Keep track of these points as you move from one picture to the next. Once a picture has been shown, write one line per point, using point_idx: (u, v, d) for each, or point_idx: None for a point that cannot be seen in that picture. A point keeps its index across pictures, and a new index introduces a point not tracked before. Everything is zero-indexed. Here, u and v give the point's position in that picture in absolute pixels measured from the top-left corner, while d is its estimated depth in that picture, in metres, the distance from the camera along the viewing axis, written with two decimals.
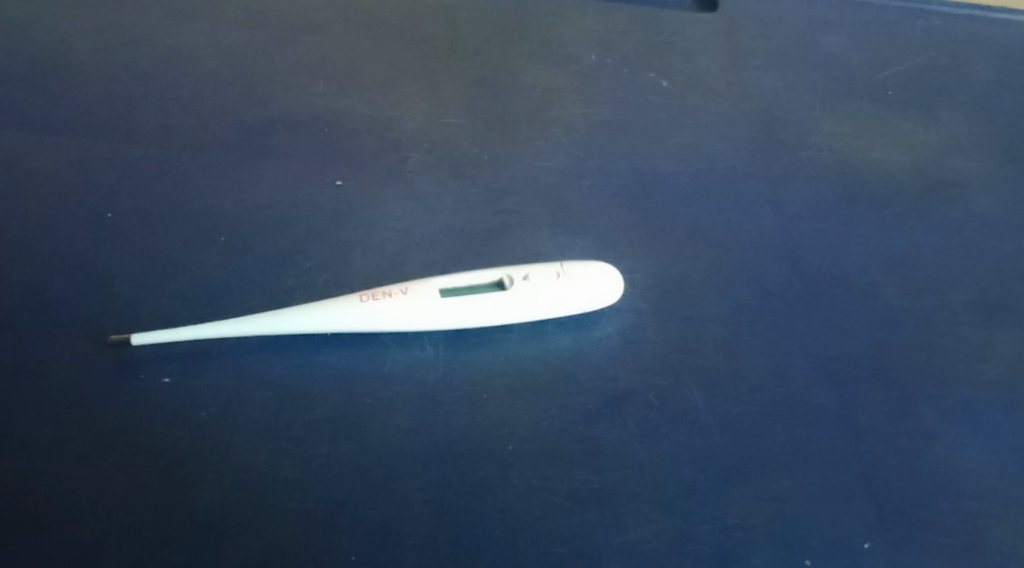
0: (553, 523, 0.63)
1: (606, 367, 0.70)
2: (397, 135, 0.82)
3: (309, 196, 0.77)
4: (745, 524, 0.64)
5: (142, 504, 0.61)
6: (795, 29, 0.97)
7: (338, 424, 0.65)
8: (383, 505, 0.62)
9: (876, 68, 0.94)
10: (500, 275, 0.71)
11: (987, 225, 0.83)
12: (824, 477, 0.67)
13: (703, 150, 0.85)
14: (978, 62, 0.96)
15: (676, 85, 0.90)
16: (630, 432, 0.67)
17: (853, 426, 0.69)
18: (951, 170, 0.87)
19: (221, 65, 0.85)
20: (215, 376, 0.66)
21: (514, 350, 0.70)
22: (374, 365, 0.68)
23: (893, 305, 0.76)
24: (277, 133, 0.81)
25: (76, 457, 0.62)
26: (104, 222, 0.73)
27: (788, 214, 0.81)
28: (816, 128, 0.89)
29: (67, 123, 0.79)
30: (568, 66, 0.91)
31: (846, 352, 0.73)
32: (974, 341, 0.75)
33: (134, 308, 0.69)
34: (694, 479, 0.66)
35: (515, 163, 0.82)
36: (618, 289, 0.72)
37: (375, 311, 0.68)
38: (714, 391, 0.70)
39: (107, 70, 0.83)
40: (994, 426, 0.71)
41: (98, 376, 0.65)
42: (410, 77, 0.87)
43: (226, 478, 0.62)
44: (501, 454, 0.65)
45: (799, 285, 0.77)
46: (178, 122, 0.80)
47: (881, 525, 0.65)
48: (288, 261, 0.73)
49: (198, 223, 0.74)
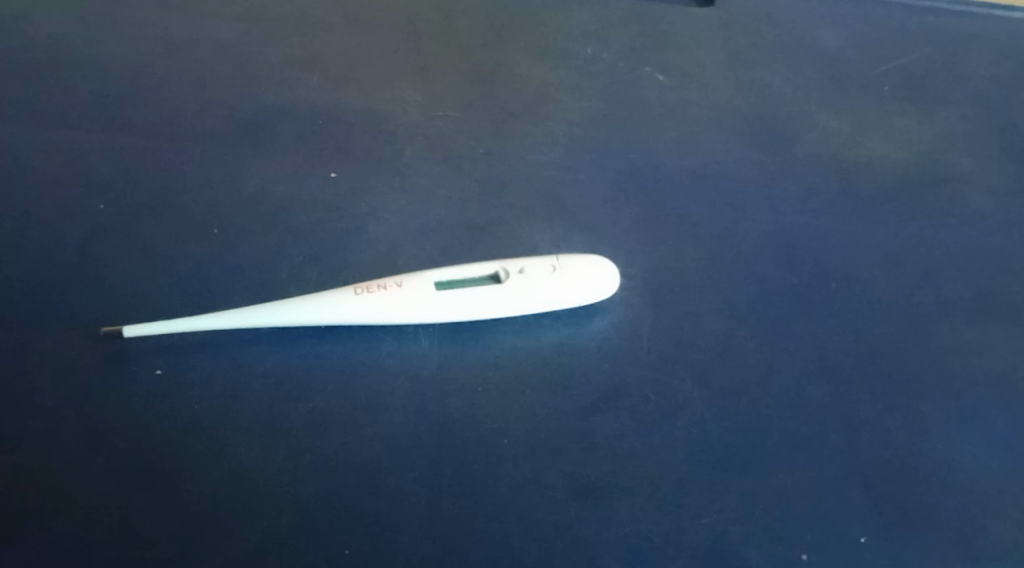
0: (549, 517, 0.63)
1: (601, 361, 0.70)
2: (392, 129, 0.82)
3: (304, 188, 0.77)
4: (741, 517, 0.64)
5: (135, 498, 0.60)
6: (790, 25, 0.97)
7: (332, 417, 0.65)
8: (377, 499, 0.62)
9: (872, 64, 0.94)
10: (495, 269, 0.71)
11: (983, 221, 0.83)
12: (820, 473, 0.67)
13: (698, 144, 0.85)
14: (973, 58, 0.96)
15: (672, 80, 0.90)
16: (625, 425, 0.67)
17: (848, 421, 0.69)
18: (947, 166, 0.87)
19: (215, 58, 0.85)
20: (209, 369, 0.66)
21: (509, 344, 0.70)
22: (368, 358, 0.68)
23: (889, 300, 0.76)
24: (271, 126, 0.81)
25: (69, 450, 0.62)
26: (97, 215, 0.73)
27: (784, 209, 0.81)
28: (811, 124, 0.88)
29: (60, 115, 0.78)
30: (563, 60, 0.90)
31: (840, 347, 0.73)
32: (969, 336, 0.75)
33: (127, 300, 0.68)
34: (689, 474, 0.66)
35: (510, 157, 0.82)
36: (614, 282, 0.72)
37: (370, 304, 0.67)
38: (709, 385, 0.70)
39: (100, 62, 0.83)
40: (990, 422, 0.71)
41: (90, 369, 0.65)
42: (406, 71, 0.87)
43: (221, 472, 0.62)
44: (496, 447, 0.65)
45: (794, 279, 0.76)
46: (172, 115, 0.80)
47: (877, 520, 0.65)
48: (283, 254, 0.72)
49: (192, 216, 0.74)
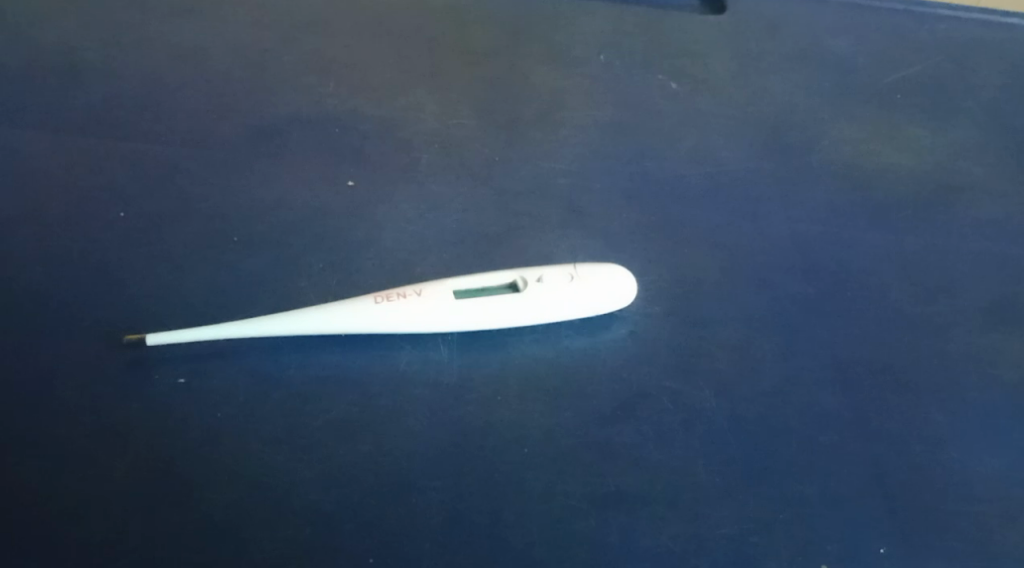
0: (568, 526, 0.63)
1: (618, 369, 0.70)
2: (406, 137, 0.83)
3: (321, 196, 0.77)
4: (760, 527, 0.64)
5: (157, 506, 0.61)
6: (802, 32, 0.97)
7: (352, 425, 0.65)
8: (399, 508, 0.62)
9: (884, 71, 0.94)
10: (514, 278, 0.71)
11: (997, 228, 0.83)
12: (838, 482, 0.67)
13: (712, 152, 0.85)
14: (985, 66, 0.96)
15: (683, 87, 0.90)
16: (643, 434, 0.67)
17: (865, 430, 0.69)
18: (960, 174, 0.87)
19: (230, 65, 0.86)
20: (229, 377, 0.66)
21: (527, 353, 0.70)
22: (387, 366, 0.68)
23: (903, 309, 0.76)
24: (288, 134, 0.81)
25: (91, 458, 0.62)
26: (116, 223, 0.73)
27: (798, 217, 0.81)
28: (824, 131, 0.88)
29: (77, 121, 0.79)
30: (576, 67, 0.91)
31: (855, 355, 0.73)
32: (984, 345, 0.75)
33: (148, 308, 0.69)
34: (707, 482, 0.65)
35: (525, 164, 0.82)
36: (630, 291, 0.72)
37: (390, 313, 0.68)
38: (726, 393, 0.70)
39: (117, 69, 0.84)
40: (1006, 430, 0.71)
41: (111, 377, 0.66)
42: (419, 78, 0.87)
43: (242, 480, 0.62)
44: (515, 456, 0.65)
45: (808, 287, 0.76)
46: (188, 123, 0.81)
47: (896, 529, 0.65)
48: (301, 262, 0.73)
49: (209, 223, 0.74)
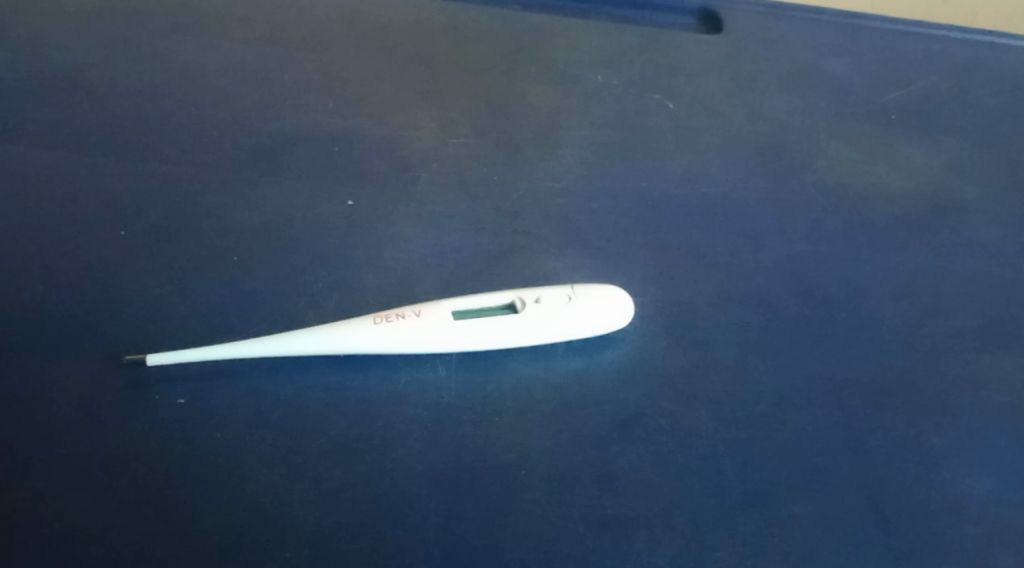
0: (566, 547, 0.63)
1: (616, 390, 0.70)
2: (405, 156, 0.83)
3: (320, 215, 0.78)
4: (756, 549, 0.64)
5: (156, 527, 0.61)
6: (799, 52, 0.97)
7: (351, 446, 0.65)
8: (397, 529, 0.62)
9: (879, 92, 0.95)
10: (512, 298, 0.71)
11: (989, 250, 0.83)
12: (834, 504, 0.67)
13: (708, 173, 0.86)
14: (978, 87, 0.96)
15: (680, 107, 0.91)
16: (641, 456, 0.67)
17: (860, 451, 0.69)
18: (953, 195, 0.87)
19: (231, 83, 0.86)
20: (228, 397, 0.66)
21: (527, 374, 0.70)
22: (386, 386, 0.68)
23: (899, 330, 0.77)
24: (288, 152, 0.82)
25: (91, 479, 0.62)
26: (117, 241, 0.74)
27: (793, 237, 0.81)
28: (820, 152, 0.89)
29: (79, 139, 0.80)
30: (574, 86, 0.91)
31: (851, 376, 0.73)
32: (978, 367, 0.75)
33: (148, 327, 0.69)
34: (704, 503, 0.66)
35: (523, 184, 0.82)
36: (628, 312, 0.73)
37: (389, 333, 0.68)
38: (722, 414, 0.70)
39: (119, 86, 0.84)
40: (1000, 452, 0.71)
41: (112, 396, 0.66)
42: (419, 98, 0.88)
43: (242, 500, 0.62)
44: (514, 477, 0.65)
45: (804, 308, 0.77)
46: (190, 140, 0.81)
47: (891, 552, 0.65)
48: (301, 282, 0.73)
49: (210, 241, 0.75)
